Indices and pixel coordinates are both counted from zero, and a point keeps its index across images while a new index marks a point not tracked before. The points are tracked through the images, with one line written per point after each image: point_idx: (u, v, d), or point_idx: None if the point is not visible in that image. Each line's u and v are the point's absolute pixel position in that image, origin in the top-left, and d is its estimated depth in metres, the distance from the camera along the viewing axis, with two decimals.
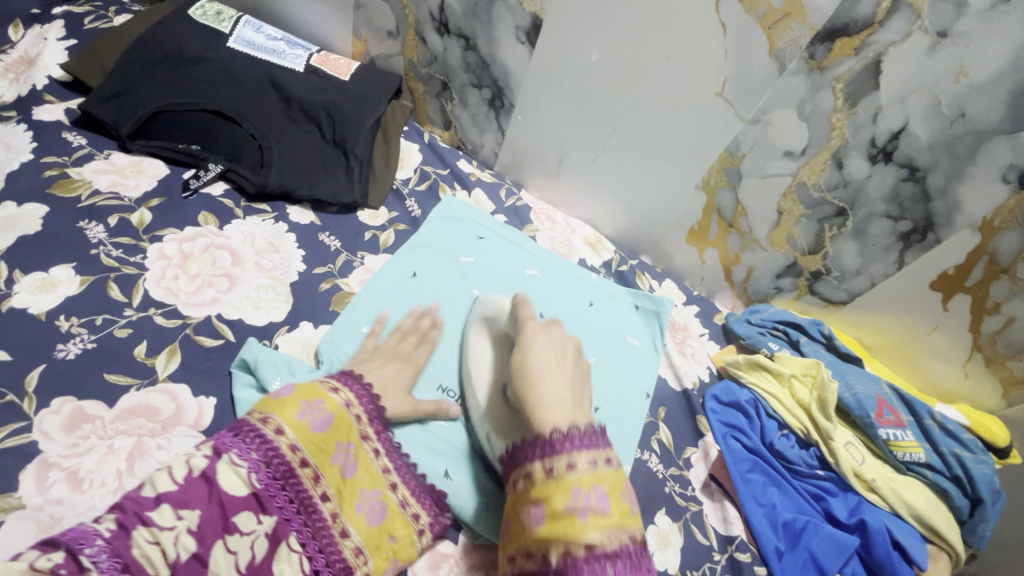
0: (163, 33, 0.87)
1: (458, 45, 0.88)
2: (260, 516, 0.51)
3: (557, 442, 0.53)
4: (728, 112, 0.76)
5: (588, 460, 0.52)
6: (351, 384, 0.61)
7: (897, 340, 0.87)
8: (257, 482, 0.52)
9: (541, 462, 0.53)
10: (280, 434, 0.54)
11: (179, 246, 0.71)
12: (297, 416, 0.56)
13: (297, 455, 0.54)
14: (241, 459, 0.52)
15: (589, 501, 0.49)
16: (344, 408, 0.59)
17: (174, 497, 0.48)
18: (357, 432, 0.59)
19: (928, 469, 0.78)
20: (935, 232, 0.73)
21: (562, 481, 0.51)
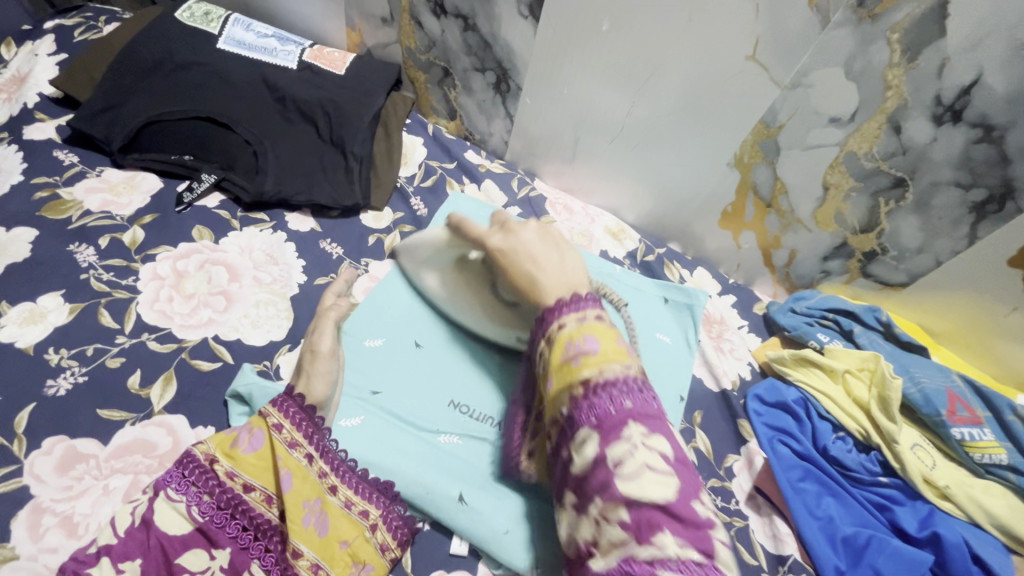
0: (150, 39, 0.83)
1: (456, 27, 0.81)
2: (212, 551, 0.49)
3: (551, 310, 0.53)
4: (761, 77, 0.67)
5: (577, 319, 0.52)
6: (280, 403, 0.56)
7: (968, 324, 0.78)
8: (200, 516, 0.50)
9: (543, 337, 0.53)
10: (215, 462, 0.52)
11: (173, 264, 0.67)
12: (229, 444, 0.53)
13: (238, 480, 0.52)
14: (179, 494, 0.50)
15: (581, 346, 0.50)
16: (274, 430, 0.54)
17: (116, 549, 0.47)
18: (286, 441, 0.54)
19: (1013, 472, 0.68)
20: (1015, 200, 0.63)
21: (554, 340, 0.51)
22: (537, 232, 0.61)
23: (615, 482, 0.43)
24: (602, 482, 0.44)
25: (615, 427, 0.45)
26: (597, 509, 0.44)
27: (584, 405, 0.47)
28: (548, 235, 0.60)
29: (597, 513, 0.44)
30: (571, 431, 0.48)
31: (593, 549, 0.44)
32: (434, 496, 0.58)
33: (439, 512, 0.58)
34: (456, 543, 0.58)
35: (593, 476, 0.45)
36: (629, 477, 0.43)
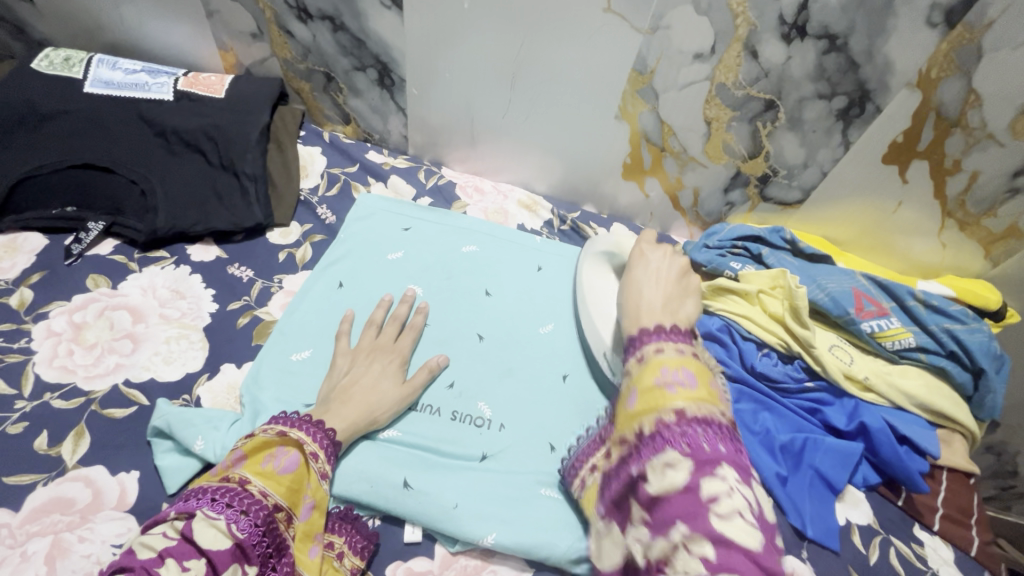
0: (6, 94, 0.79)
1: (326, 29, 0.80)
2: (245, 566, 0.45)
3: (644, 337, 0.57)
4: (623, 27, 0.69)
5: (656, 351, 0.55)
6: (312, 430, 0.55)
7: (866, 228, 0.83)
8: (240, 531, 0.45)
9: (633, 358, 0.56)
10: (247, 483, 0.49)
11: (69, 318, 0.65)
12: (262, 464, 0.51)
13: (271, 500, 0.49)
14: (217, 511, 0.45)
15: (676, 377, 0.51)
16: (311, 458, 0.53)
17: (178, 550, 0.43)
18: (317, 470, 0.53)
19: (922, 352, 0.73)
20: (873, 101, 0.68)
21: (649, 363, 0.54)
22: (678, 266, 0.69)
23: (707, 514, 0.41)
24: (689, 511, 0.42)
25: (710, 462, 0.44)
26: (679, 535, 0.41)
27: (675, 431, 0.47)
28: (679, 285, 0.66)
29: (678, 539, 0.41)
30: (654, 451, 0.47)
31: (664, 568, 0.41)
32: (379, 487, 0.59)
33: (389, 505, 0.58)
34: (409, 531, 0.58)
35: (677, 502, 0.43)
36: (723, 517, 0.40)
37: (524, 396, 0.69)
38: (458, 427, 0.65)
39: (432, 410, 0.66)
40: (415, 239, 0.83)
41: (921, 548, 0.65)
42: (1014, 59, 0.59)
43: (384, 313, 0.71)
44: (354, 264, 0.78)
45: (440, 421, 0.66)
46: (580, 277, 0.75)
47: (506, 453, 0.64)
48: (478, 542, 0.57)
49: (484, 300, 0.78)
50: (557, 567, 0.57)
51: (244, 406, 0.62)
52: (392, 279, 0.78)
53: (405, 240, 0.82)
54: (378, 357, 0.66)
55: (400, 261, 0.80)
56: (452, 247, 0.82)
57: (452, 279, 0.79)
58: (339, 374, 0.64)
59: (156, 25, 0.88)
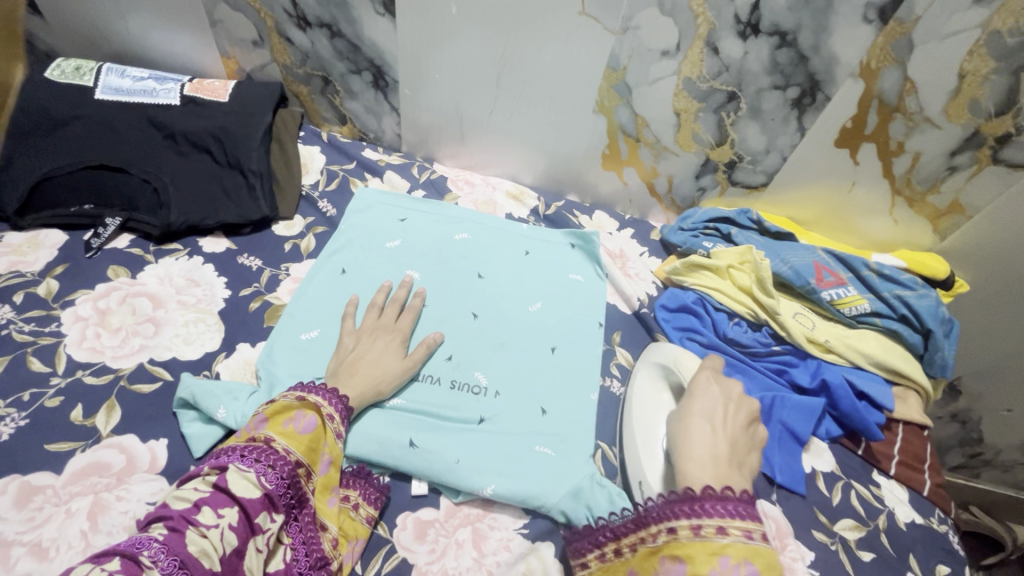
0: (23, 101, 0.84)
1: (323, 36, 0.87)
2: (273, 514, 0.50)
3: (703, 507, 0.46)
4: (597, 28, 0.76)
5: (718, 529, 0.45)
6: (328, 396, 0.61)
7: (825, 208, 0.91)
8: (268, 483, 0.50)
9: (686, 521, 0.46)
10: (272, 441, 0.53)
11: (94, 304, 0.70)
12: (284, 425, 0.55)
13: (294, 457, 0.54)
14: (248, 465, 0.50)
15: (738, 572, 0.43)
16: (328, 419, 0.58)
17: (213, 500, 0.47)
18: (334, 431, 0.58)
19: (877, 316, 0.81)
20: (822, 91, 0.75)
21: (707, 547, 0.44)
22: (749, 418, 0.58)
23: None
24: None
25: None
26: None
27: None
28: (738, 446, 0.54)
29: None
30: None
31: None
32: (387, 447, 0.65)
33: (397, 462, 0.64)
34: (417, 485, 0.64)
35: None
36: None
37: (515, 366, 0.75)
38: (457, 394, 0.72)
39: (433, 379, 0.72)
40: (410, 237, 0.88)
41: (879, 490, 0.72)
42: (941, 49, 0.67)
43: (385, 297, 0.76)
44: (357, 252, 0.84)
45: (441, 389, 0.72)
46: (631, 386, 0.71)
47: (502, 416, 0.70)
48: (479, 492, 0.63)
49: (477, 282, 0.84)
50: (549, 515, 0.63)
51: (260, 379, 0.68)
52: (392, 264, 0.84)
53: (402, 229, 0.88)
54: (380, 334, 0.72)
55: (399, 248, 0.86)
56: (447, 235, 0.89)
57: (447, 263, 0.86)
58: (346, 350, 0.69)
59: (161, 35, 0.94)
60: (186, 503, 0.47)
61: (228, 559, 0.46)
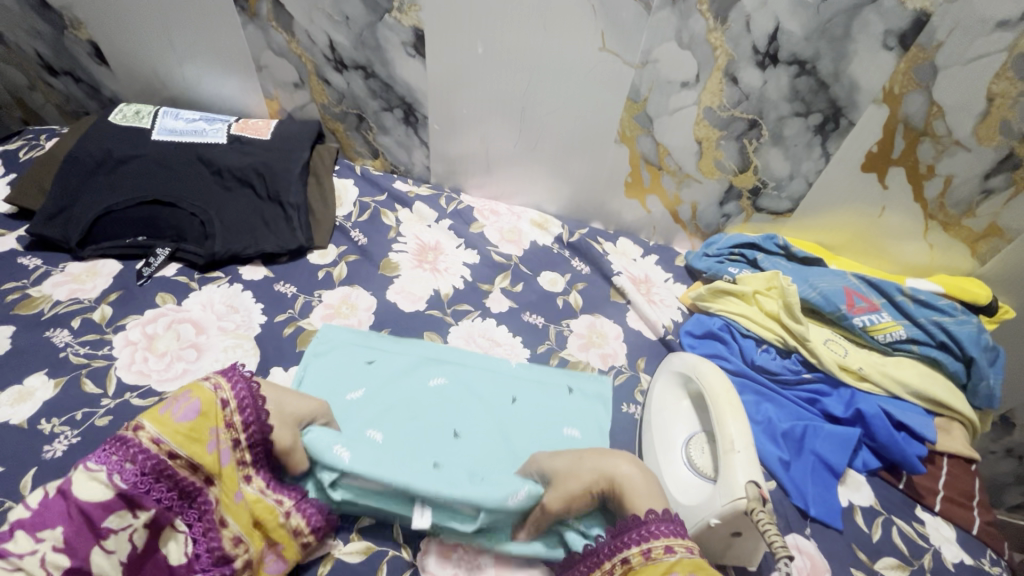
0: (88, 143, 0.92)
1: (359, 77, 0.92)
2: (136, 512, 0.51)
3: (647, 527, 0.52)
4: (617, 62, 0.79)
5: (665, 547, 0.50)
6: (229, 374, 0.60)
7: (856, 234, 0.89)
8: (121, 483, 0.50)
9: (637, 547, 0.51)
10: (140, 430, 0.52)
11: (143, 329, 0.75)
12: (159, 411, 0.54)
13: (162, 447, 0.52)
14: (98, 465, 0.50)
15: None
16: (212, 395, 0.57)
17: (30, 522, 0.47)
18: (226, 418, 0.57)
19: (914, 343, 0.78)
20: (846, 116, 0.75)
21: (656, 565, 0.49)
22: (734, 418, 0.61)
23: None
24: None
25: None
26: None
27: None
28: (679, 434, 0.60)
29: None
30: None
31: None
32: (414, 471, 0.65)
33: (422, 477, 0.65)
34: None
35: None
36: None
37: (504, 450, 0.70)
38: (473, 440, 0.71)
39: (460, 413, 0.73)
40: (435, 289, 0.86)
41: (924, 527, 0.69)
42: (966, 73, 0.67)
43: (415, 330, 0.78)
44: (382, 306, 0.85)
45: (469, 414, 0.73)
46: (650, 394, 0.73)
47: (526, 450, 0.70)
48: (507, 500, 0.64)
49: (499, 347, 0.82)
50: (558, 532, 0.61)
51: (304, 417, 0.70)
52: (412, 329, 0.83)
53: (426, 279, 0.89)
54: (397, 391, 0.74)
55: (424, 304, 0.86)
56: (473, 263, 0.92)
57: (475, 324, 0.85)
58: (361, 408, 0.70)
59: (212, 80, 1.02)
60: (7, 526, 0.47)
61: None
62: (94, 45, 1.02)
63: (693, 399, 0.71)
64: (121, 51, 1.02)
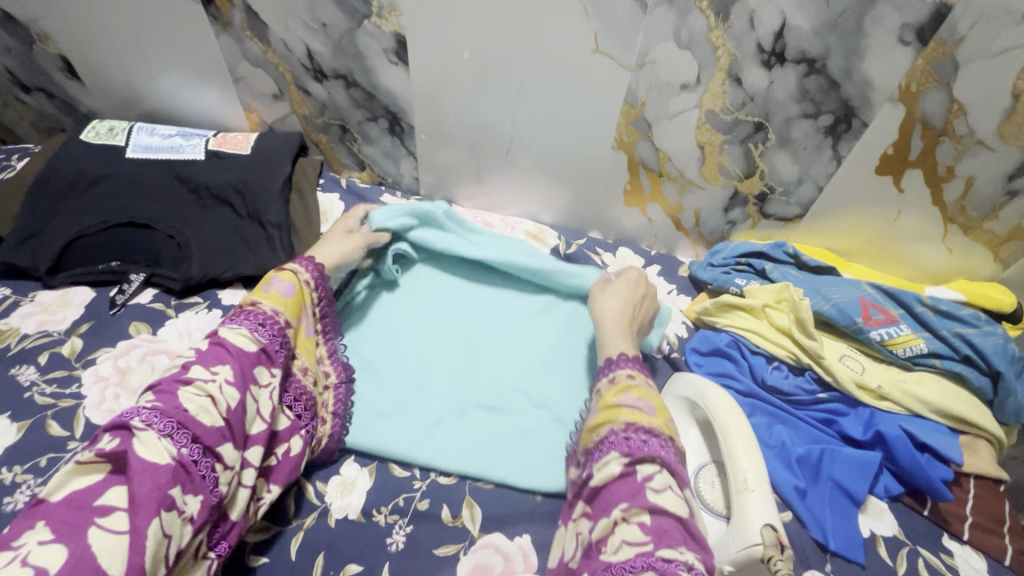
0: (58, 163, 0.87)
1: (340, 86, 0.88)
2: (271, 368, 0.59)
3: (612, 363, 0.62)
4: (612, 65, 0.74)
5: (627, 375, 0.60)
6: (304, 264, 0.69)
7: (869, 239, 0.84)
8: (263, 338, 0.59)
9: (604, 378, 0.62)
10: (260, 304, 0.61)
11: (114, 363, 0.70)
12: (267, 291, 0.63)
13: (282, 316, 0.62)
14: (241, 325, 0.58)
15: (636, 402, 0.57)
16: (302, 283, 0.67)
17: (200, 361, 0.53)
18: (310, 299, 0.68)
19: (935, 357, 0.74)
20: (858, 117, 0.70)
21: (617, 385, 0.59)
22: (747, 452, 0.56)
23: (644, 491, 0.50)
24: (630, 492, 0.50)
25: (644, 459, 0.52)
26: (620, 512, 0.49)
27: (620, 437, 0.54)
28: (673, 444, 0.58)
29: (619, 516, 0.49)
30: (604, 452, 0.55)
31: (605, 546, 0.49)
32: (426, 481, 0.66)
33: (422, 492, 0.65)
34: (438, 548, 0.60)
35: (616, 488, 0.51)
36: (657, 491, 0.49)
37: (488, 434, 0.71)
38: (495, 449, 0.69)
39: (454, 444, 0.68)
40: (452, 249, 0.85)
41: (951, 559, 0.64)
42: (992, 68, 0.62)
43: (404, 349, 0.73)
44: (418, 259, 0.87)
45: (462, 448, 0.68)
46: None
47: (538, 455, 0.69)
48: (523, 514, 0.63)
49: (509, 309, 0.84)
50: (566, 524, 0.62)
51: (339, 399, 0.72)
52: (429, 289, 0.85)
53: (444, 238, 0.86)
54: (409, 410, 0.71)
55: (435, 273, 0.87)
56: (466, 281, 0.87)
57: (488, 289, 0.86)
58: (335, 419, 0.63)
59: (189, 92, 0.98)
60: (173, 368, 0.52)
61: (231, 410, 0.52)
62: (65, 59, 0.98)
63: (702, 426, 0.66)
64: (93, 65, 0.97)
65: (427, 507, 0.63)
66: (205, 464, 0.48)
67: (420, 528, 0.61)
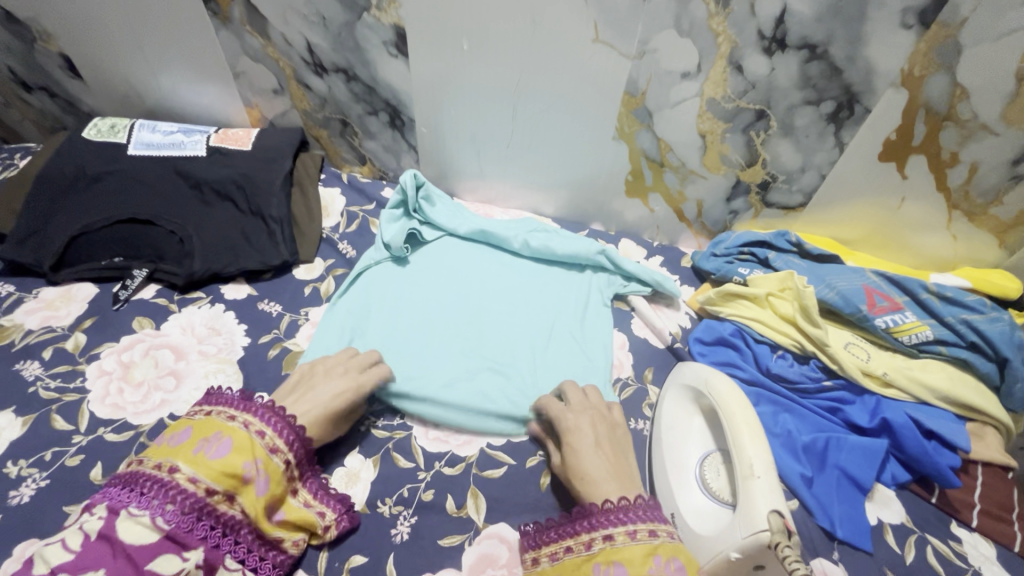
0: (60, 161, 0.88)
1: (340, 80, 0.88)
2: (184, 553, 0.46)
3: (616, 517, 0.49)
4: (612, 54, 0.73)
5: (648, 531, 0.47)
6: (262, 413, 0.55)
7: (873, 227, 0.84)
8: (167, 523, 0.46)
9: (600, 538, 0.49)
10: (176, 471, 0.48)
11: (118, 358, 0.71)
12: (195, 452, 0.50)
13: (202, 486, 0.48)
14: (141, 509, 0.46)
15: (670, 568, 0.45)
16: (250, 435, 0.53)
17: (72, 565, 0.42)
18: (263, 446, 0.53)
19: (941, 344, 0.73)
20: (861, 102, 0.70)
21: (642, 548, 0.46)
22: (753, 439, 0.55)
23: None
24: None
25: None
26: None
27: None
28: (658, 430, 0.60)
29: None
30: None
31: None
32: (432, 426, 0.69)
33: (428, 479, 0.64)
34: (444, 538, 0.60)
35: None
36: None
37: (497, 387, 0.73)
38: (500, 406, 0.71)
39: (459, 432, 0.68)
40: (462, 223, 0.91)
41: (961, 546, 0.63)
42: (996, 51, 0.61)
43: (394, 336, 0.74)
44: (430, 237, 0.90)
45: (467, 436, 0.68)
46: (660, 410, 0.68)
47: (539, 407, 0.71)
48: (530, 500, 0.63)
49: (520, 277, 0.87)
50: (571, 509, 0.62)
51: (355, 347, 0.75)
52: (443, 262, 0.88)
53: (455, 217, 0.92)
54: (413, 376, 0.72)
55: (444, 250, 0.90)
56: (470, 271, 0.87)
57: (498, 261, 0.89)
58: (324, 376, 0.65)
59: (189, 89, 0.98)
60: (40, 569, 0.41)
61: None
62: (66, 58, 0.98)
63: (707, 414, 0.66)
64: (94, 64, 0.97)
65: (432, 498, 0.63)
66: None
67: (424, 518, 0.61)
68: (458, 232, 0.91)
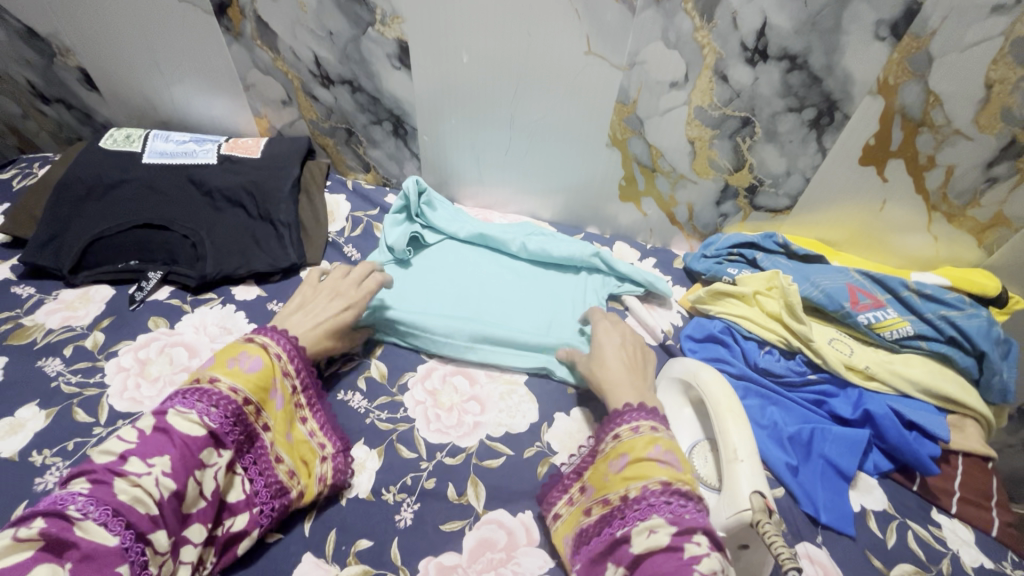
0: (78, 169, 0.92)
1: (346, 91, 0.92)
2: (219, 450, 0.55)
3: (622, 415, 0.59)
4: (603, 65, 0.77)
5: (651, 427, 0.57)
6: (276, 338, 0.65)
7: (857, 228, 0.88)
8: (213, 422, 0.55)
9: (610, 436, 0.59)
10: (217, 381, 0.58)
11: (135, 355, 0.74)
12: (230, 366, 0.59)
13: (240, 395, 0.58)
14: (188, 408, 0.54)
15: (667, 456, 0.54)
16: (273, 358, 0.63)
17: (139, 450, 0.50)
18: (280, 369, 0.63)
19: (921, 339, 0.76)
20: (840, 110, 0.74)
21: (644, 437, 0.56)
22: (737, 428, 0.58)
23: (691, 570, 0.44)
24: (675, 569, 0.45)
25: (688, 529, 0.47)
26: None
27: (655, 502, 0.51)
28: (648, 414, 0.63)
29: None
30: (634, 519, 0.51)
31: None
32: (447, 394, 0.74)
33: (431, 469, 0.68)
34: (445, 523, 0.63)
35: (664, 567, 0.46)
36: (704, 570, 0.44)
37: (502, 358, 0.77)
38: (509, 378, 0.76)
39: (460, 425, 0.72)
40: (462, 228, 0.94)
41: (940, 531, 0.66)
42: (965, 60, 0.65)
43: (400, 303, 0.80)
44: (431, 241, 0.94)
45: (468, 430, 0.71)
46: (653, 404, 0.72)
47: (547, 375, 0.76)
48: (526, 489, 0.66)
49: (518, 279, 0.91)
50: None
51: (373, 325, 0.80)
52: (444, 264, 0.92)
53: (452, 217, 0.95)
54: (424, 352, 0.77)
55: (444, 254, 0.93)
56: (470, 273, 0.91)
57: (498, 263, 0.93)
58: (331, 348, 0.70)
59: (201, 101, 1.02)
60: (111, 455, 0.50)
61: (168, 497, 0.50)
62: (83, 71, 1.02)
63: (696, 406, 0.69)
64: (110, 77, 1.02)
65: (435, 486, 0.66)
66: (135, 551, 0.46)
67: (426, 505, 0.64)
68: (458, 236, 0.94)
